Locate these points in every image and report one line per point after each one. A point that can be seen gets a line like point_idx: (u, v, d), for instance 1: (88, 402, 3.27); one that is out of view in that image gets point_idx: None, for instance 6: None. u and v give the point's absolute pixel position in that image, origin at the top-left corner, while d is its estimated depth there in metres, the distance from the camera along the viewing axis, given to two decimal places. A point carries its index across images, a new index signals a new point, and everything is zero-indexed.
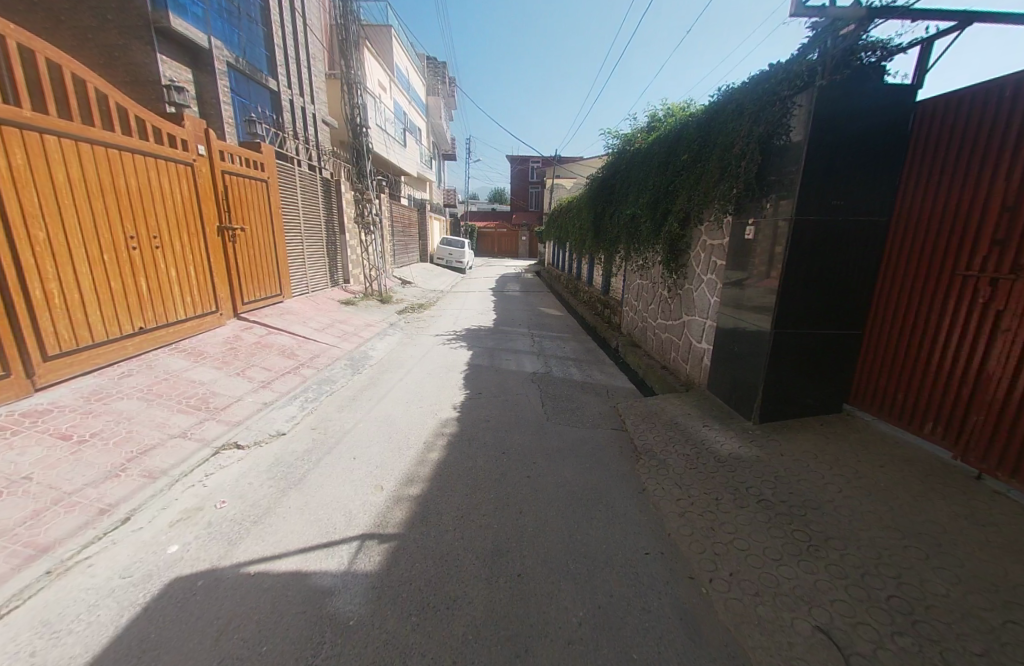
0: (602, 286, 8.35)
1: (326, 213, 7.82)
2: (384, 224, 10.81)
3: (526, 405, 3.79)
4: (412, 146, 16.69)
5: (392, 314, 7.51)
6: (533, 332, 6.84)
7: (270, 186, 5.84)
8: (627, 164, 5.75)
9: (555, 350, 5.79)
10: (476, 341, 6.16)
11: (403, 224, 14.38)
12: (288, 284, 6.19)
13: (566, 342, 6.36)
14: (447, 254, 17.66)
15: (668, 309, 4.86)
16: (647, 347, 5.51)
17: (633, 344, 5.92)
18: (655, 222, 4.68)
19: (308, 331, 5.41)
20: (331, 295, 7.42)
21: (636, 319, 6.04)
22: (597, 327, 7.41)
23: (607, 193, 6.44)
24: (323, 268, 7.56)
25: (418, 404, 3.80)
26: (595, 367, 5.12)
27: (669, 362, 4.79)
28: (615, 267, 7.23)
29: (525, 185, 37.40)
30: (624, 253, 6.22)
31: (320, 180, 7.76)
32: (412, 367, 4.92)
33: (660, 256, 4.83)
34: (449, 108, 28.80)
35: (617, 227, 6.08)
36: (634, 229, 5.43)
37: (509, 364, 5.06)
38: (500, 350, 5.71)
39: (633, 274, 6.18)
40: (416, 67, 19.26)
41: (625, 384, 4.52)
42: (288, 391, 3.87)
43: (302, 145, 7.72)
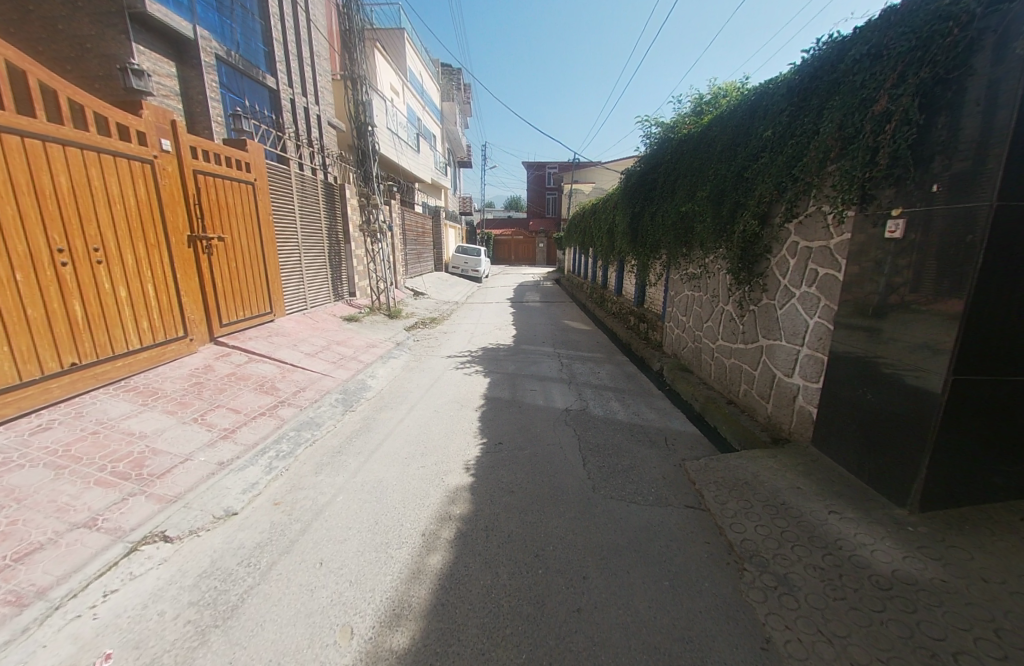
0: (636, 297, 7.32)
1: (327, 220, 7.10)
2: (394, 232, 10.07)
3: (561, 464, 2.83)
4: (426, 152, 16.12)
5: (400, 331, 6.69)
6: (560, 352, 5.88)
7: (258, 189, 5.13)
8: (673, 154, 4.82)
9: (589, 378, 4.78)
10: (494, 365, 5.24)
11: (417, 232, 13.70)
12: (280, 302, 5.43)
13: (601, 365, 5.37)
14: (464, 263, 16.87)
15: (735, 329, 3.86)
16: (704, 374, 4.49)
17: (684, 368, 4.89)
18: (720, 220, 3.70)
19: (297, 355, 4.60)
20: (333, 311, 6.65)
21: (686, 339, 5.01)
22: (633, 344, 6.43)
23: (648, 189, 5.45)
24: (323, 280, 6.80)
25: (421, 461, 2.89)
26: (641, 400, 4.11)
27: (740, 396, 3.77)
28: (654, 275, 6.24)
29: (543, 192, 36.65)
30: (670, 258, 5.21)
31: (320, 184, 7.07)
32: (417, 402, 4.02)
33: (726, 263, 3.84)
34: (464, 116, 28.48)
35: (661, 227, 5.09)
36: (686, 232, 4.46)
37: (535, 397, 4.12)
38: (522, 376, 4.77)
39: (680, 283, 5.17)
40: (430, 70, 18.72)
41: (686, 428, 3.51)
42: (257, 443, 3.03)
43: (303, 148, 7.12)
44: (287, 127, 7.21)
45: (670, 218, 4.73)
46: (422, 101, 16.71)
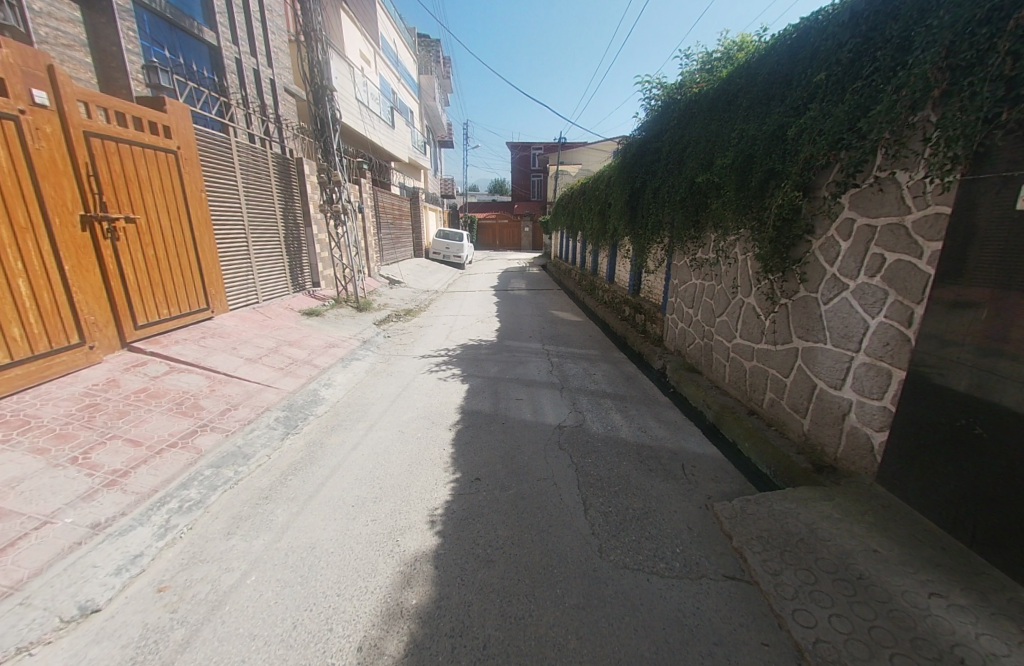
0: (630, 285, 6.67)
1: (280, 199, 6.18)
2: (365, 214, 9.14)
3: (555, 512, 2.16)
4: (402, 128, 14.94)
5: (368, 326, 5.91)
6: (549, 349, 5.21)
7: (183, 159, 4.17)
8: (681, 117, 4.10)
9: (584, 382, 4.11)
10: (475, 366, 4.53)
11: (392, 215, 12.69)
12: (219, 296, 4.59)
13: (597, 364, 4.73)
14: (445, 248, 15.95)
15: (760, 326, 3.24)
16: (716, 377, 3.90)
17: (691, 368, 4.30)
18: (745, 194, 3.03)
19: (235, 361, 3.80)
20: (289, 304, 5.82)
21: (692, 334, 4.41)
22: (628, 338, 5.82)
23: (650, 160, 4.70)
24: (277, 269, 5.93)
25: (374, 509, 2.20)
26: (648, 412, 3.47)
27: (765, 407, 3.19)
28: (653, 261, 5.58)
29: (528, 174, 35.46)
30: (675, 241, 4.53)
31: (271, 157, 6.11)
32: (379, 418, 3.32)
33: (751, 247, 3.18)
34: (444, 92, 26.93)
35: (666, 204, 4.39)
36: (701, 208, 3.78)
37: (522, 409, 3.44)
38: (507, 381, 4.08)
39: (686, 271, 4.52)
40: (405, 39, 17.25)
41: (706, 450, 2.89)
42: (155, 491, 2.27)
43: (251, 116, 6.15)
44: (232, 91, 6.20)
45: (679, 193, 4.02)
46: (397, 73, 15.42)
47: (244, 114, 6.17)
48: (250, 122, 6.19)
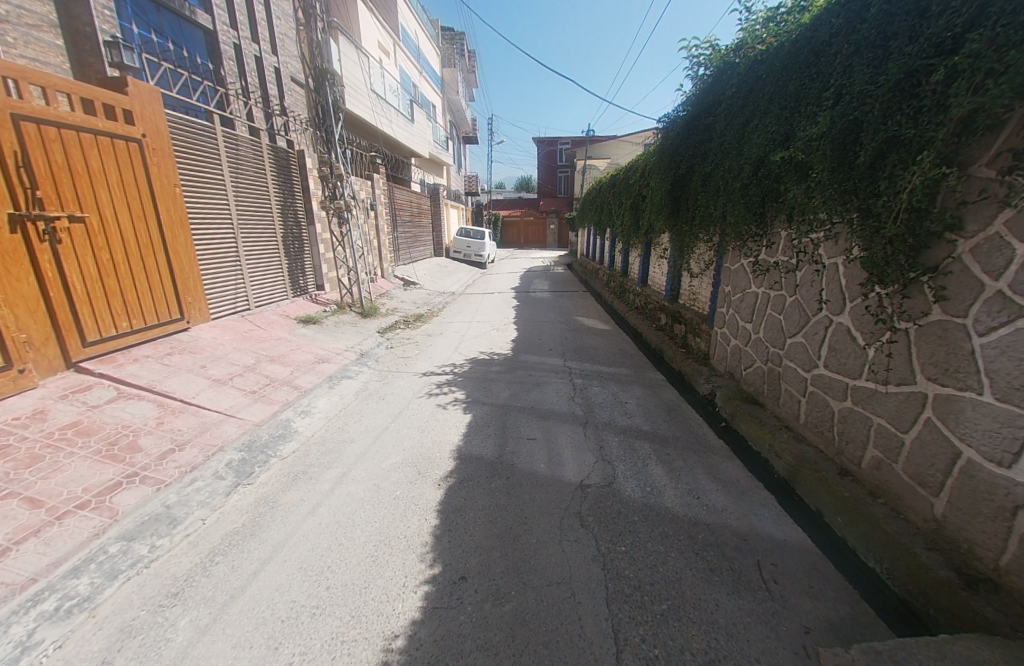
0: (667, 290, 5.79)
1: (279, 196, 5.69)
2: (378, 211, 8.60)
3: (569, 655, 1.42)
4: (423, 122, 14.42)
5: (370, 335, 5.33)
6: (571, 367, 4.44)
7: (149, 150, 3.72)
8: (742, 83, 3.22)
9: (613, 413, 3.33)
10: (481, 388, 3.83)
11: (411, 212, 12.20)
12: (196, 305, 4.12)
13: (630, 387, 3.93)
14: (467, 246, 15.39)
15: (859, 357, 2.35)
16: (788, 416, 3.02)
17: (750, 401, 3.43)
18: (844, 173, 2.18)
19: (200, 384, 3.29)
20: (286, 310, 5.32)
21: (751, 356, 3.53)
22: (666, 353, 4.97)
23: (695, 140, 3.84)
24: (274, 272, 5.45)
25: (309, 627, 1.54)
26: (697, 464, 2.66)
27: (866, 470, 2.32)
28: (698, 263, 4.68)
29: (554, 169, 34.41)
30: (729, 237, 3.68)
31: (269, 150, 5.63)
32: (355, 461, 2.68)
33: (849, 250, 2.30)
34: (469, 87, 26.38)
35: (719, 191, 3.55)
36: (774, 198, 2.90)
37: (533, 454, 2.71)
38: (518, 411, 3.36)
39: (744, 277, 3.63)
40: (428, 31, 16.70)
41: (784, 533, 2.07)
42: (35, 579, 1.70)
43: (250, 106, 5.70)
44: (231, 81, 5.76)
45: (738, 177, 3.18)
46: (418, 65, 14.91)
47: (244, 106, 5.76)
48: (252, 114, 5.80)
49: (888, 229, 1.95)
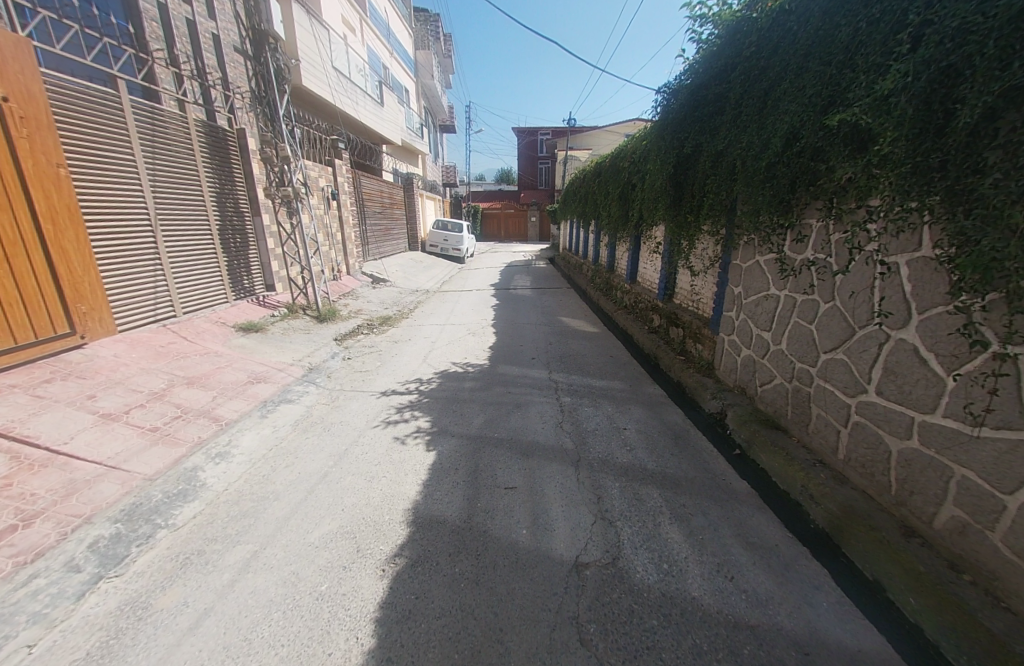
0: (659, 289, 5.27)
1: (214, 182, 4.84)
2: (340, 202, 7.76)
3: None
4: (395, 107, 13.46)
5: (323, 345, 4.59)
6: (559, 382, 3.82)
7: (21, 120, 2.85)
8: (764, 40, 2.62)
9: (612, 446, 2.73)
10: (451, 412, 3.19)
11: (381, 203, 11.30)
12: (99, 314, 3.28)
13: (628, 407, 3.34)
14: (443, 240, 14.60)
15: (939, 386, 1.82)
16: (827, 450, 2.50)
17: (772, 427, 2.91)
18: (936, 141, 1.62)
19: (82, 422, 2.49)
20: (222, 317, 4.52)
21: (772, 372, 3.01)
22: (663, 361, 4.44)
23: (703, 115, 3.24)
24: (208, 271, 4.62)
25: None
26: (725, 523, 2.09)
27: (944, 533, 1.82)
28: (701, 259, 4.12)
29: (534, 161, 33.67)
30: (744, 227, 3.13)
31: (201, 126, 4.74)
32: (278, 531, 2.00)
33: (938, 246, 1.74)
34: (445, 72, 25.23)
35: (731, 173, 2.99)
36: (818, 179, 2.33)
37: (514, 511, 2.10)
38: (496, 445, 2.72)
39: (762, 276, 3.08)
40: (399, 8, 15.58)
41: (858, 635, 1.53)
42: None
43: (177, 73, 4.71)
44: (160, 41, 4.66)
45: (761, 154, 2.62)
46: (388, 45, 13.80)
47: (174, 74, 4.67)
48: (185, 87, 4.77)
49: (1004, 217, 1.39)
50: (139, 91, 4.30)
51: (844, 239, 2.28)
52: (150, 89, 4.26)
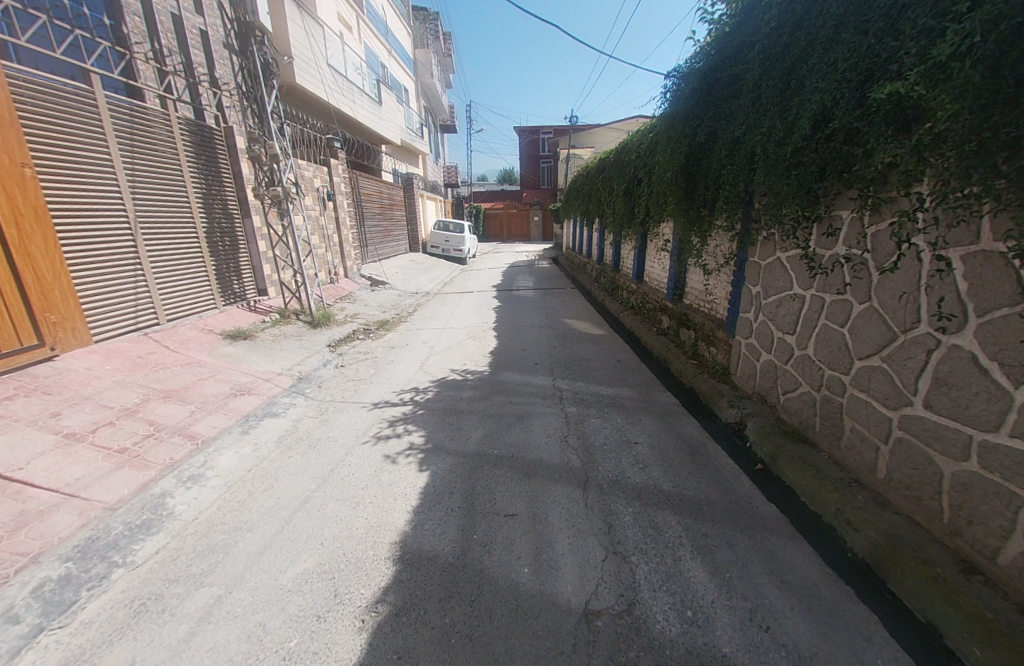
0: (668, 289, 5.01)
1: (200, 182, 4.63)
2: (337, 203, 7.57)
3: None
4: (394, 107, 13.27)
5: (315, 352, 4.38)
6: (563, 389, 3.58)
7: None
8: (784, 13, 2.35)
9: (623, 463, 2.48)
10: (448, 425, 2.96)
11: (380, 204, 11.11)
12: (70, 324, 3.08)
13: (638, 417, 3.09)
14: (445, 240, 14.39)
15: (1007, 401, 1.55)
16: (865, 469, 2.23)
17: (799, 440, 2.65)
18: (1004, 113, 1.34)
19: (42, 442, 2.27)
20: (209, 324, 4.33)
21: (797, 380, 2.74)
22: (674, 366, 4.18)
23: (716, 101, 2.98)
24: (193, 276, 4.42)
25: None
26: (754, 556, 1.84)
27: (1012, 573, 1.56)
28: (714, 256, 3.85)
29: (537, 160, 33.40)
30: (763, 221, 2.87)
31: (186, 124, 4.53)
32: (247, 570, 1.76)
33: (1006, 238, 1.47)
34: (445, 72, 25.06)
35: (749, 163, 2.73)
36: (855, 165, 2.05)
37: (514, 544, 1.86)
38: (495, 463, 2.48)
39: (785, 275, 2.81)
40: (398, 6, 15.40)
41: None
42: None
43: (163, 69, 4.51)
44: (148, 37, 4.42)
45: (785, 140, 2.36)
46: (387, 44, 13.63)
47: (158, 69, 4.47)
48: (171, 86, 4.57)
49: None
50: (121, 89, 4.10)
51: (887, 231, 2.00)
52: (132, 86, 4.06)
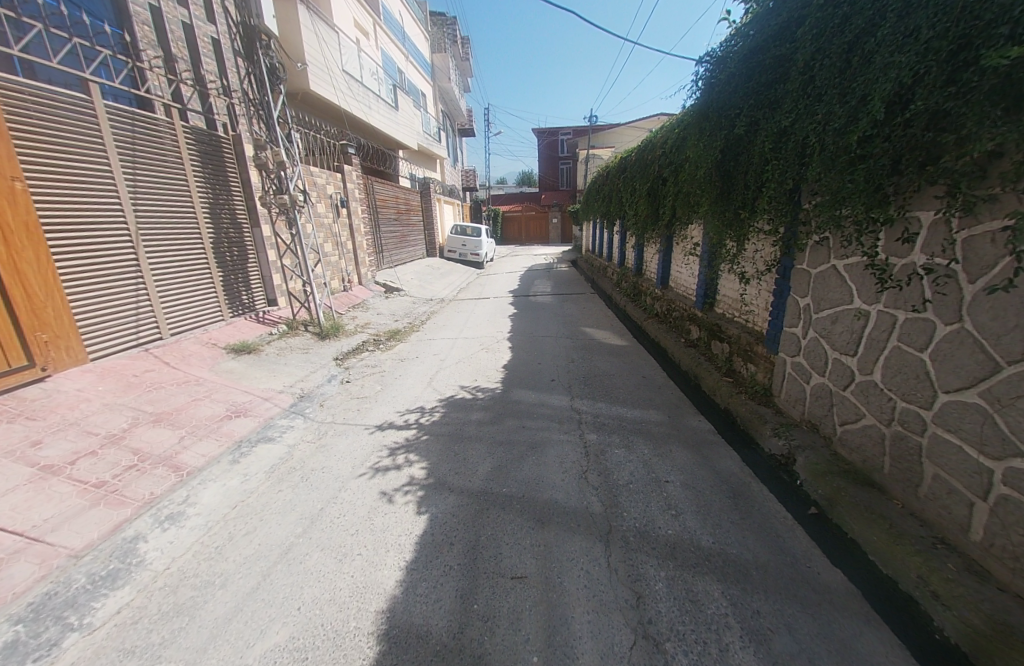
0: (698, 297, 4.59)
1: (206, 193, 4.57)
2: (351, 209, 7.47)
3: None
4: (411, 111, 13.24)
5: (320, 366, 4.20)
6: (583, 411, 3.24)
7: None
8: None
9: (651, 508, 2.13)
10: (453, 455, 2.67)
11: (397, 210, 11.05)
12: (65, 347, 3.06)
13: (667, 447, 2.73)
14: (462, 244, 14.25)
15: None
16: (955, 528, 1.80)
17: (863, 483, 2.22)
18: None
19: (17, 476, 2.18)
20: (214, 338, 4.23)
21: (859, 410, 2.31)
22: (707, 384, 3.77)
23: (751, 89, 2.60)
24: (199, 289, 4.34)
25: None
26: (817, 644, 1.46)
27: None
28: (752, 262, 3.43)
29: (556, 161, 32.97)
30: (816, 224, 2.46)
31: (191, 134, 4.48)
32: (212, 642, 1.53)
33: None
34: (463, 76, 25.12)
35: (798, 157, 2.33)
36: (943, 154, 1.65)
37: (517, 617, 1.55)
38: (503, 504, 2.18)
39: (841, 287, 2.39)
40: (415, 12, 15.43)
41: None
42: None
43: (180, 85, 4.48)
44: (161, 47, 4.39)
45: (847, 128, 1.96)
46: (404, 49, 13.64)
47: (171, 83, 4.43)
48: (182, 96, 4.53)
49: None
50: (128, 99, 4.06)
51: (988, 236, 1.59)
52: (144, 97, 4.01)
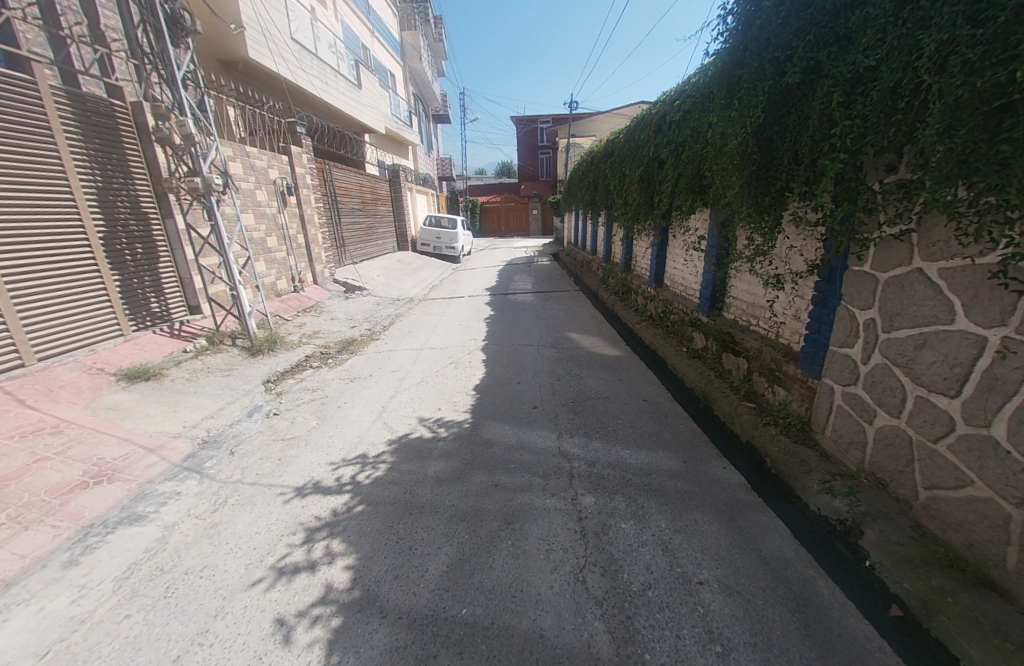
0: (703, 300, 3.91)
1: (96, 174, 3.54)
2: (302, 198, 6.47)
3: None
4: (377, 91, 12.10)
5: (243, 395, 3.32)
6: (574, 457, 2.52)
7: None
8: None
9: (685, 643, 1.41)
10: (395, 540, 1.88)
11: (362, 199, 10.02)
12: None
13: (691, 517, 2.01)
14: (436, 236, 13.31)
15: None
16: None
17: (973, 582, 1.58)
18: None
19: None
20: (103, 361, 3.27)
21: (964, 475, 1.66)
22: (723, 411, 3.09)
23: (808, 23, 1.85)
24: (83, 298, 3.35)
25: None
26: None
27: None
28: (786, 261, 2.73)
29: (535, 150, 31.99)
30: (904, 210, 1.77)
31: (72, 97, 3.43)
32: None
33: None
34: (436, 57, 23.76)
35: (886, 115, 1.63)
36: None
37: None
38: (462, 643, 1.42)
39: (942, 300, 1.70)
40: None
41: None
42: None
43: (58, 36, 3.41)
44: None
45: (991, 62, 1.26)
46: (369, 22, 12.41)
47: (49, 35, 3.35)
48: (72, 56, 3.48)
49: None
50: None
51: None
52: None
